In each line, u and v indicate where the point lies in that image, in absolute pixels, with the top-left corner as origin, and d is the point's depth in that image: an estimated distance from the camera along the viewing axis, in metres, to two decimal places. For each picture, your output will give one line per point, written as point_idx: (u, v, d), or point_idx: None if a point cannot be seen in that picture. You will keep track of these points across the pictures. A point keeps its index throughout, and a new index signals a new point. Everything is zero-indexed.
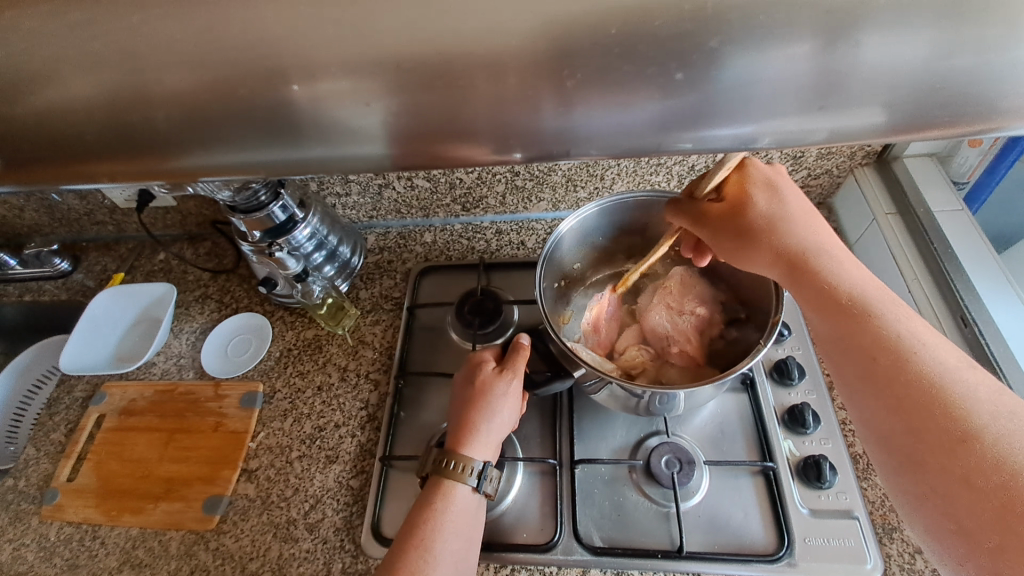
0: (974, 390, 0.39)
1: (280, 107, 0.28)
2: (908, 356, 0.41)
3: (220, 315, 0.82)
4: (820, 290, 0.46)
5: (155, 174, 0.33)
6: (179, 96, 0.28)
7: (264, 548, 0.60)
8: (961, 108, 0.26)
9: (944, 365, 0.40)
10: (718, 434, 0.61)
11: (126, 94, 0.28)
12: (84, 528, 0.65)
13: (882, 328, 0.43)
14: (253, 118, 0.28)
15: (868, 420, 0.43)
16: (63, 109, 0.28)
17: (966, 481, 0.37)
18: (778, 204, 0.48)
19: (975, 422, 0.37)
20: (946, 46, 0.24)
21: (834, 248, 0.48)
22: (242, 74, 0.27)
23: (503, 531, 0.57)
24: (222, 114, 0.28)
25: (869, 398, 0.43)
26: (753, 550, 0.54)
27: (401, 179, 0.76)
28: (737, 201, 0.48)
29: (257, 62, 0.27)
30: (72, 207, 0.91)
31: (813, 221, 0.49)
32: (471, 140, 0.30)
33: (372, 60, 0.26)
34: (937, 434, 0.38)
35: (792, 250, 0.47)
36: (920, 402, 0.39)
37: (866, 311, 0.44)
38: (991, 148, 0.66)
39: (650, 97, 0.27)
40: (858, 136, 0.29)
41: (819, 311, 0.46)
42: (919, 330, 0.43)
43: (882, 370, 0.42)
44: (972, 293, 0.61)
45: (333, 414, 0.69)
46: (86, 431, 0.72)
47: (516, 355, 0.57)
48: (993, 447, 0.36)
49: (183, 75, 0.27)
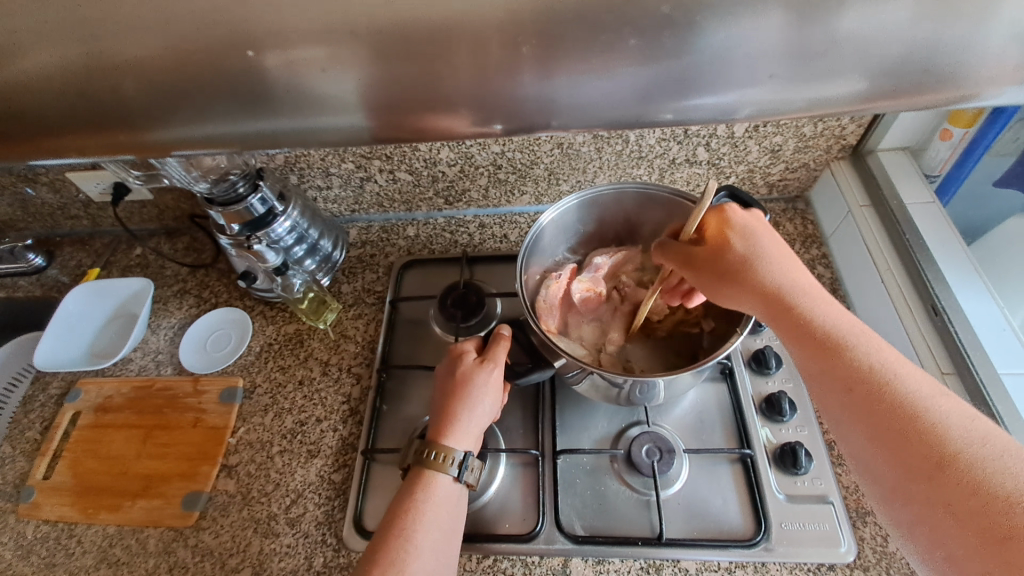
0: (946, 417, 0.39)
1: (251, 78, 0.28)
2: (883, 386, 0.41)
3: (199, 310, 0.80)
4: (801, 325, 0.45)
5: (123, 151, 0.32)
6: (148, 66, 0.27)
7: (244, 543, 0.60)
8: (922, 78, 0.27)
9: (920, 395, 0.40)
10: (698, 423, 0.62)
11: (92, 64, 0.27)
12: (60, 526, 0.64)
13: (856, 358, 0.42)
14: (224, 90, 0.28)
15: (852, 452, 0.42)
16: (26, 81, 0.28)
17: (949, 509, 0.36)
18: (752, 243, 0.49)
19: (951, 450, 0.37)
20: (908, 11, 0.25)
21: (809, 283, 0.48)
22: (214, 42, 0.27)
23: (486, 521, 0.57)
24: (193, 85, 0.28)
25: (851, 432, 0.42)
26: (731, 536, 0.55)
27: (383, 171, 0.76)
28: (717, 242, 0.51)
29: (230, 30, 0.27)
30: (44, 201, 0.88)
31: (789, 260, 0.49)
32: (450, 111, 0.29)
33: (347, 27, 0.27)
34: (916, 461, 0.38)
35: (771, 288, 0.47)
36: (898, 431, 0.39)
37: (841, 341, 0.44)
38: (962, 140, 0.67)
39: (628, 66, 0.27)
40: (830, 106, 0.29)
41: (800, 347, 0.45)
42: (890, 358, 0.42)
43: (860, 400, 0.41)
44: (942, 282, 0.62)
45: (314, 409, 0.69)
46: (62, 429, 0.71)
47: (497, 346, 0.57)
48: (969, 472, 0.36)
49: (151, 45, 0.27)
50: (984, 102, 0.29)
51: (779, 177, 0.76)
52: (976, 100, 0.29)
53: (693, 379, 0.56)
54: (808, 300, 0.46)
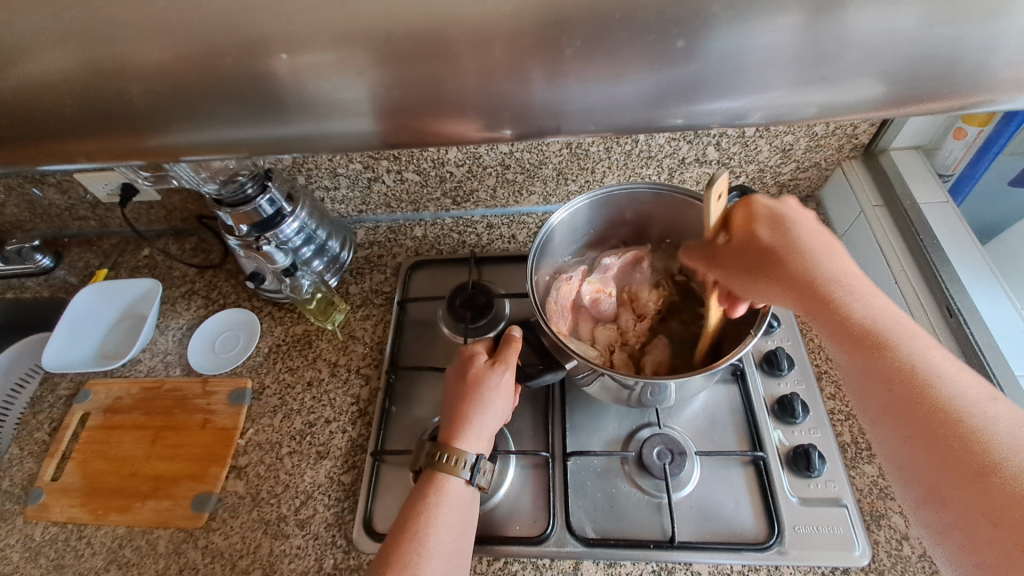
0: (994, 420, 0.37)
1: (262, 80, 0.28)
2: (926, 387, 0.40)
3: (207, 311, 0.80)
4: (836, 318, 0.45)
5: (134, 153, 0.32)
6: (159, 69, 0.27)
7: (254, 545, 0.60)
8: (948, 82, 0.26)
9: (965, 398, 0.39)
10: (709, 425, 0.61)
11: (104, 67, 0.27)
12: (70, 528, 0.64)
13: (900, 357, 0.41)
14: (235, 91, 0.28)
15: (888, 452, 0.42)
16: (36, 83, 0.28)
17: (990, 517, 0.35)
18: (784, 235, 0.49)
19: (993, 452, 0.36)
20: (932, 15, 0.24)
21: (851, 275, 0.46)
22: (226, 43, 0.26)
23: (496, 523, 0.57)
24: (204, 87, 0.28)
25: (887, 429, 0.41)
26: (743, 539, 0.54)
27: (391, 172, 0.75)
28: (745, 237, 0.51)
29: (241, 33, 0.26)
30: (52, 202, 0.89)
31: (829, 251, 0.48)
32: (462, 114, 0.29)
33: (358, 30, 0.26)
34: (958, 465, 0.37)
35: (806, 281, 0.46)
36: (938, 433, 0.38)
37: (884, 340, 0.42)
38: (976, 140, 0.67)
39: (641, 69, 0.27)
40: (851, 110, 0.29)
41: (837, 341, 0.45)
42: (935, 358, 0.41)
43: (899, 399, 0.40)
44: (957, 283, 0.62)
45: (323, 410, 0.69)
46: (70, 430, 0.71)
47: (507, 348, 0.57)
48: (1013, 479, 0.35)
49: (162, 47, 0.27)
50: (998, 107, 0.29)
51: (789, 177, 0.76)
52: (991, 105, 0.29)
53: (705, 381, 0.56)
54: (848, 292, 0.45)
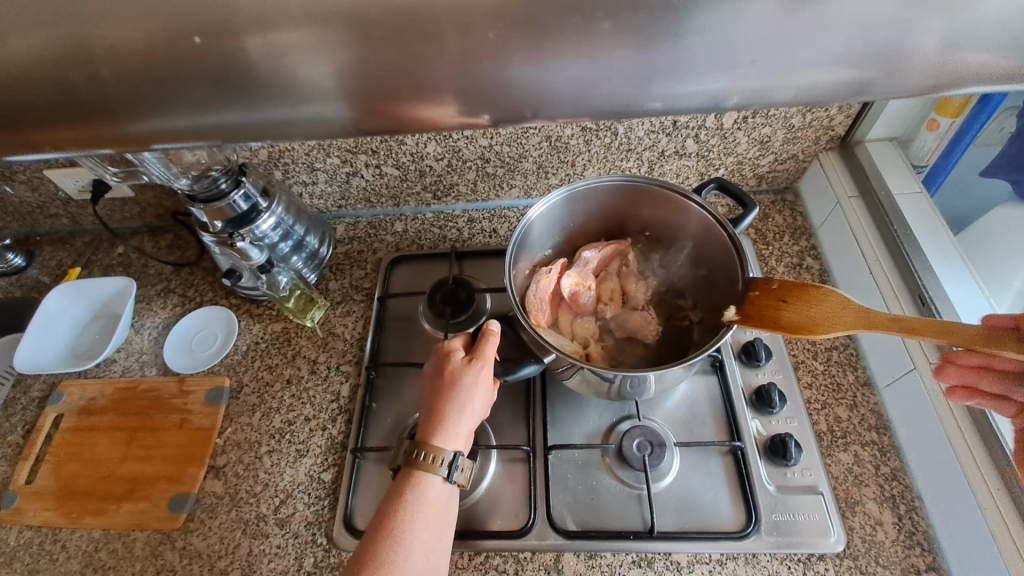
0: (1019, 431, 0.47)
1: (234, 62, 0.27)
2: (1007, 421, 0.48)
3: (183, 310, 0.79)
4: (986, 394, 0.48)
5: (102, 145, 0.31)
6: (131, 53, 0.27)
7: (233, 544, 0.59)
8: (913, 68, 0.27)
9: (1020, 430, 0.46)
10: (689, 416, 0.62)
11: (68, 51, 0.27)
12: (44, 532, 0.63)
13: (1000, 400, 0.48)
14: (205, 75, 0.27)
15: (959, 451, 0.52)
16: None
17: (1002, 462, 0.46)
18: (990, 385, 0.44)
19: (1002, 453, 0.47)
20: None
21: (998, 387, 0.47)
22: (191, 23, 0.26)
23: (477, 517, 0.57)
24: (172, 69, 0.27)
25: None
26: (722, 528, 0.55)
27: (369, 167, 0.74)
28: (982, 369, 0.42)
29: (214, 11, 0.26)
30: (23, 200, 0.86)
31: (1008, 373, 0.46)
32: (435, 99, 0.29)
33: (331, 8, 0.26)
34: None
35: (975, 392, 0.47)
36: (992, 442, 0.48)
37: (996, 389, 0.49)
38: (949, 131, 0.68)
39: (619, 50, 0.27)
40: (822, 96, 0.29)
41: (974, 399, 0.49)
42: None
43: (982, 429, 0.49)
44: (929, 271, 0.62)
45: (303, 407, 0.68)
46: (44, 432, 0.69)
47: (484, 343, 0.56)
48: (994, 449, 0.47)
49: (129, 28, 0.26)
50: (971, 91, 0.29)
51: (767, 169, 0.76)
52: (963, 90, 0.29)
53: (684, 372, 0.56)
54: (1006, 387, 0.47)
